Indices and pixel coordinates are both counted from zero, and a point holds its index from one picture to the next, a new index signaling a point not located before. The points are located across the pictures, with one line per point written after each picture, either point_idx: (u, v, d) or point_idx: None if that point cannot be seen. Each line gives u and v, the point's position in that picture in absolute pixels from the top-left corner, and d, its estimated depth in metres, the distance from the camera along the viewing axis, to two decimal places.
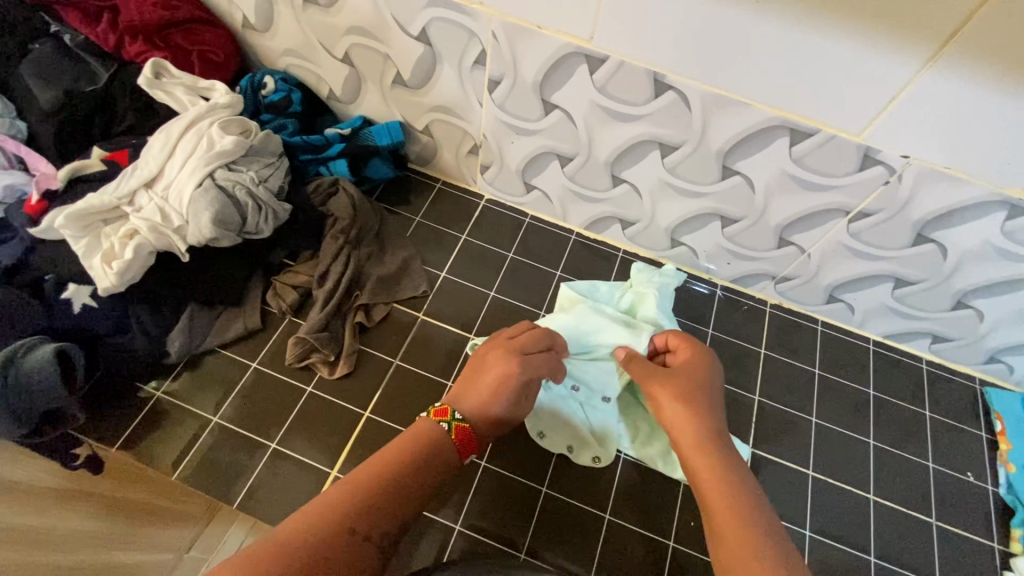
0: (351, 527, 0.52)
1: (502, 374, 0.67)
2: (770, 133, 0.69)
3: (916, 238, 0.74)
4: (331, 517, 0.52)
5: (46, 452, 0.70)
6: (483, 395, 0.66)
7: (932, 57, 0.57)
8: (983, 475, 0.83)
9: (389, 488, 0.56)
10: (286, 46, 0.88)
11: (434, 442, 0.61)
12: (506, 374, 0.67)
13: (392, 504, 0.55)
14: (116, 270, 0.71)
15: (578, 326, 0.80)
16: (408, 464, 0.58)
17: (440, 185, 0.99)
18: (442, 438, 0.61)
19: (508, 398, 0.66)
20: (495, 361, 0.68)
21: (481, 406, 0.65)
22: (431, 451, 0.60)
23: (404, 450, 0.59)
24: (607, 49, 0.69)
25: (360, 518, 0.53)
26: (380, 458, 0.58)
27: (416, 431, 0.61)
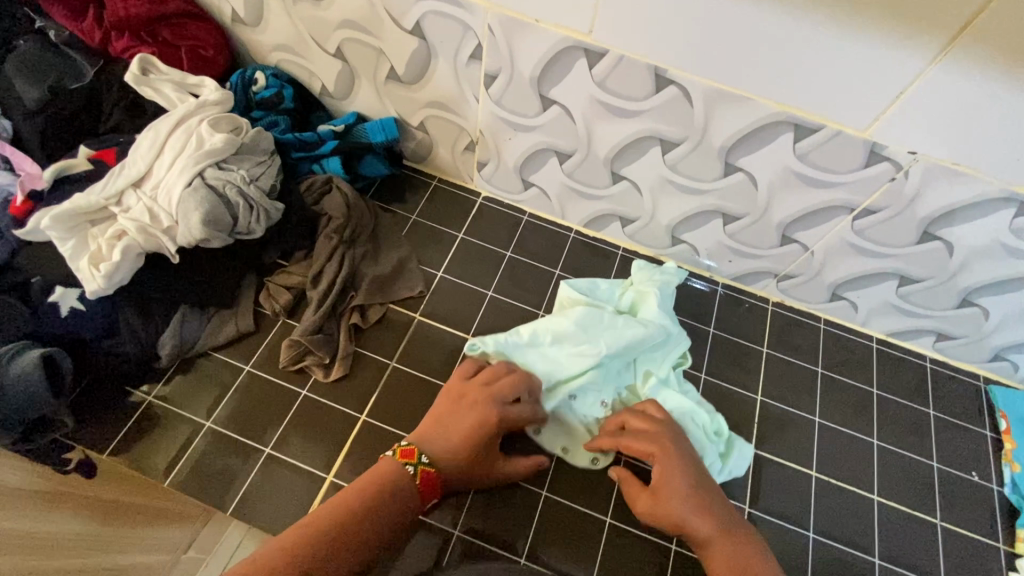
0: (306, 568, 0.51)
1: (474, 423, 0.66)
2: (774, 129, 0.67)
3: (922, 236, 0.73)
4: (290, 555, 0.52)
5: (35, 455, 0.69)
6: (451, 441, 0.65)
7: (942, 51, 0.55)
8: (987, 474, 0.82)
9: (350, 530, 0.56)
10: (277, 40, 0.86)
11: (396, 481, 0.61)
12: (476, 423, 0.66)
13: (350, 542, 0.55)
14: (104, 273, 0.69)
15: (590, 326, 0.77)
16: (370, 504, 0.58)
17: (436, 182, 0.97)
18: (404, 478, 0.61)
19: (474, 449, 0.66)
20: (468, 410, 0.67)
21: (447, 449, 0.65)
22: (392, 493, 0.60)
23: (369, 488, 0.59)
24: (607, 43, 0.67)
25: (318, 559, 0.52)
26: (345, 495, 0.58)
27: (379, 471, 0.61)
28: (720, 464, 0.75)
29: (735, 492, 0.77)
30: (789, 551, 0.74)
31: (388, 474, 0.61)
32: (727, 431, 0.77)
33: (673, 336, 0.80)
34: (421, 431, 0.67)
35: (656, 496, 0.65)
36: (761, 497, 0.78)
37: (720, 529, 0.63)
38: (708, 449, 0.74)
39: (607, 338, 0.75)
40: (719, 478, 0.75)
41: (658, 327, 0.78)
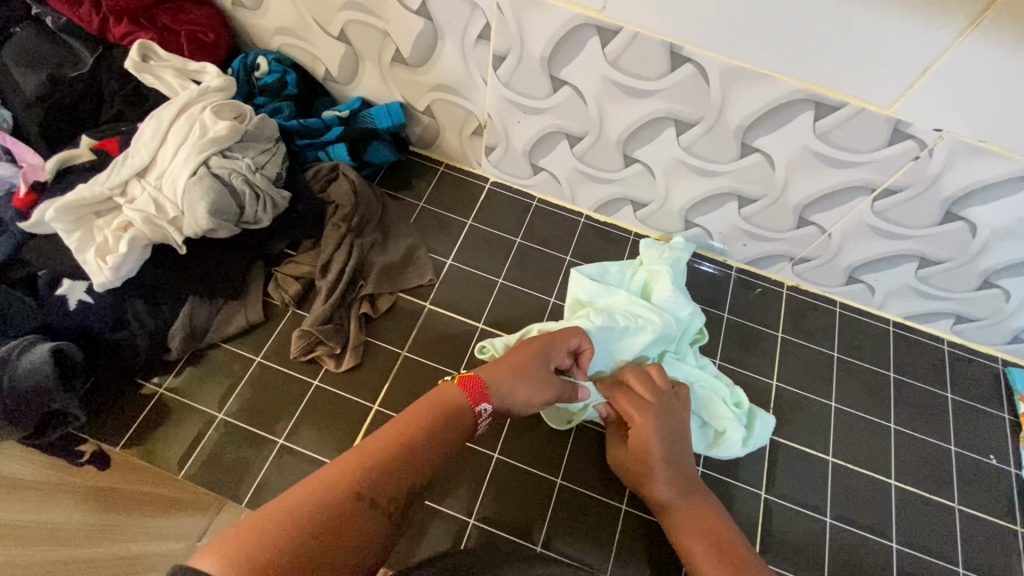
0: (358, 490, 0.48)
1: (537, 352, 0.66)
2: (794, 106, 0.65)
3: (944, 217, 0.71)
4: (343, 477, 0.48)
5: (49, 449, 0.70)
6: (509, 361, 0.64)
7: (972, 23, 0.53)
8: (1006, 458, 0.81)
9: (405, 457, 0.52)
10: (279, 24, 0.84)
11: (448, 410, 0.58)
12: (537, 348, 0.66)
13: (403, 472, 0.51)
14: (111, 265, 0.68)
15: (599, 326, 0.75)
16: (422, 434, 0.54)
17: (443, 168, 0.95)
18: (456, 407, 0.58)
19: (521, 359, 0.64)
20: (529, 341, 0.67)
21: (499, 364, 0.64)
22: (442, 423, 0.56)
23: (423, 417, 0.56)
24: (620, 20, 0.64)
25: (372, 483, 0.49)
26: (394, 426, 0.54)
27: (429, 399, 0.58)
28: (744, 436, 0.75)
29: (750, 479, 0.77)
30: (805, 536, 0.74)
31: (436, 403, 0.58)
32: (748, 403, 0.77)
33: (689, 317, 0.79)
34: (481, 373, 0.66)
35: (631, 448, 0.66)
36: (778, 483, 0.77)
37: (691, 497, 0.63)
38: (727, 425, 0.74)
39: (614, 340, 0.75)
40: (742, 450, 0.76)
41: (670, 306, 0.78)
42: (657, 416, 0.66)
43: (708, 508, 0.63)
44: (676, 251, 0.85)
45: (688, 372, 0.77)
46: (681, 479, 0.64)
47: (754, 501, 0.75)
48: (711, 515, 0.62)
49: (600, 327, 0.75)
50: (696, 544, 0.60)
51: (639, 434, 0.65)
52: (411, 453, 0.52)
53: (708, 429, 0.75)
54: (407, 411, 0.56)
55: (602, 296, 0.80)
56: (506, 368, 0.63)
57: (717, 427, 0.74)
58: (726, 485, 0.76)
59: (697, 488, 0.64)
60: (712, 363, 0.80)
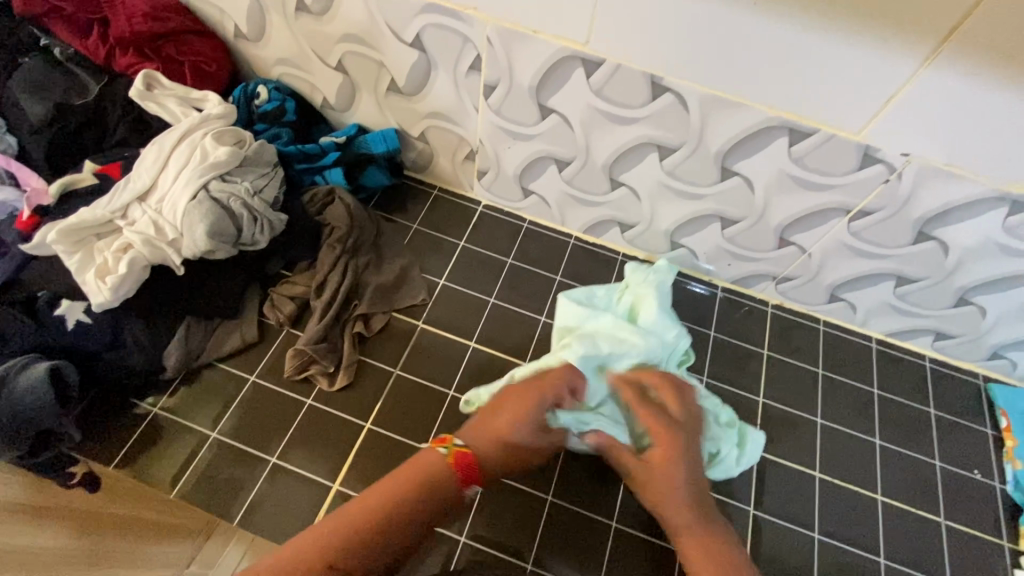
0: (332, 561, 0.50)
1: (529, 405, 0.64)
2: (770, 132, 0.69)
3: (918, 237, 0.74)
4: (320, 547, 0.50)
5: (41, 470, 0.69)
6: (495, 423, 0.63)
7: (931, 55, 0.57)
8: (990, 472, 0.83)
9: (382, 527, 0.53)
10: (279, 55, 0.87)
11: (434, 475, 0.57)
12: (533, 410, 0.64)
13: (377, 541, 0.52)
14: (110, 285, 0.70)
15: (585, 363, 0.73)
16: (408, 506, 0.55)
17: (437, 191, 0.98)
18: (445, 477, 0.58)
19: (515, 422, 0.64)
20: (516, 395, 0.66)
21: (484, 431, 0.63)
22: (428, 488, 0.57)
23: (410, 485, 0.56)
24: (603, 52, 0.68)
25: (347, 553, 0.51)
26: (380, 487, 0.55)
27: (417, 463, 0.58)
28: (736, 456, 0.76)
29: (740, 495, 0.78)
30: (794, 552, 0.74)
31: (425, 469, 0.58)
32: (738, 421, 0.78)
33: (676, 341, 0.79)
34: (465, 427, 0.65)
35: (653, 464, 0.64)
36: (766, 499, 0.78)
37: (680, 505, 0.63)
38: (721, 445, 0.74)
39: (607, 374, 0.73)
40: (736, 469, 0.77)
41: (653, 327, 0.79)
42: (681, 440, 0.64)
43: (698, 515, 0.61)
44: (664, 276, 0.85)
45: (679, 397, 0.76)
46: (699, 499, 0.63)
47: (743, 518, 0.76)
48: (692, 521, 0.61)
49: (592, 367, 0.73)
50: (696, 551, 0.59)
51: (665, 454, 0.63)
52: (387, 526, 0.53)
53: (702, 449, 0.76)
54: (396, 469, 0.57)
55: (589, 322, 0.80)
56: (493, 434, 0.63)
57: (712, 450, 0.75)
58: (717, 503, 0.76)
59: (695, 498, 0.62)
60: (699, 382, 0.79)
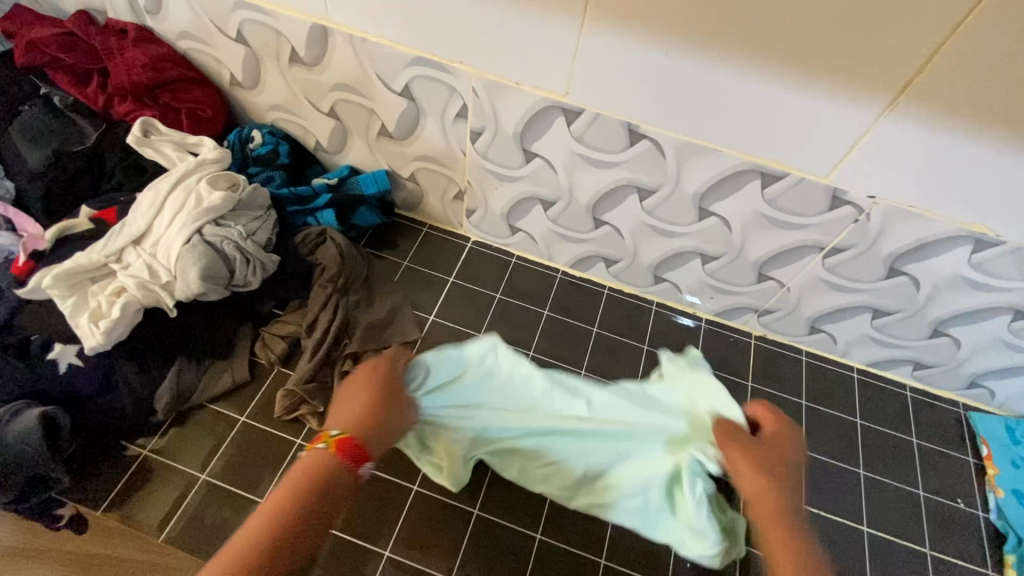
0: None
1: (381, 389, 0.63)
2: (743, 176, 0.72)
3: (889, 272, 0.77)
4: None
5: (28, 513, 0.69)
6: (359, 409, 0.59)
7: (888, 108, 0.60)
8: (973, 501, 0.84)
9: (285, 535, 0.48)
10: (273, 101, 0.90)
11: (327, 473, 0.53)
12: (377, 391, 0.62)
13: (278, 561, 0.47)
14: (103, 329, 0.71)
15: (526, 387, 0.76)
16: (303, 514, 0.50)
17: (427, 229, 1.01)
18: (336, 468, 0.53)
19: (375, 398, 0.61)
20: (365, 376, 0.64)
21: (365, 413, 0.59)
22: (327, 487, 0.52)
23: (303, 489, 0.51)
24: (582, 102, 0.71)
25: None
26: (269, 505, 0.49)
27: (307, 469, 0.52)
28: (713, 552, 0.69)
29: None
30: None
31: (314, 471, 0.52)
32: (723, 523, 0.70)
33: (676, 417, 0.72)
34: (335, 415, 0.59)
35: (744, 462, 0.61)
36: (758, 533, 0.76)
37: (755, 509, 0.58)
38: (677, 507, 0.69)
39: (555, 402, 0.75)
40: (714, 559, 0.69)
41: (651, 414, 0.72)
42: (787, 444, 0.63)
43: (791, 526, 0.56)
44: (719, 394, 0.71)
45: (638, 439, 0.72)
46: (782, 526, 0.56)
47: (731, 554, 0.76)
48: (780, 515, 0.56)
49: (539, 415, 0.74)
50: (765, 519, 0.56)
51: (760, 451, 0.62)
52: (291, 542, 0.48)
53: (668, 519, 0.69)
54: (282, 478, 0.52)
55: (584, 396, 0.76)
56: (366, 409, 0.59)
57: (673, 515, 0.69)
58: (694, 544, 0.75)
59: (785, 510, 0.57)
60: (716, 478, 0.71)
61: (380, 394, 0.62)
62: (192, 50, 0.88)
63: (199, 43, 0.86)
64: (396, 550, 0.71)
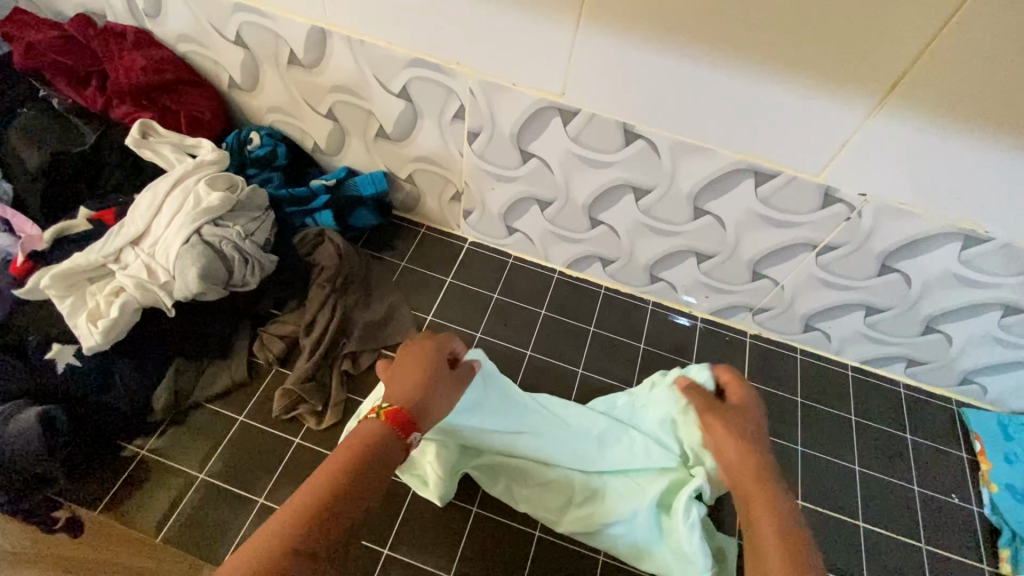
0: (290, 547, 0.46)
1: (433, 365, 0.63)
2: (736, 174, 0.73)
3: (881, 269, 0.78)
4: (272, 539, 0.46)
5: (24, 515, 0.68)
6: (408, 385, 0.61)
7: (877, 106, 0.61)
8: (967, 496, 0.85)
9: (337, 495, 0.50)
10: (271, 103, 0.91)
11: (377, 441, 0.55)
12: (428, 367, 0.63)
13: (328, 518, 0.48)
14: (101, 329, 0.71)
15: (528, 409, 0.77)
16: (354, 479, 0.51)
17: (424, 230, 1.01)
18: (388, 438, 0.55)
19: (427, 373, 0.62)
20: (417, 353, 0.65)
21: (414, 387, 0.61)
22: (379, 455, 0.54)
23: (353, 453, 0.53)
24: (578, 102, 0.72)
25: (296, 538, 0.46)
26: (328, 465, 0.52)
27: (359, 434, 0.55)
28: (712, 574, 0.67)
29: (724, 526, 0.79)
30: None
31: (364, 437, 0.55)
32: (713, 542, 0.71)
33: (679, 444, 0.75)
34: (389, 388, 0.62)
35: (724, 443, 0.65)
36: None
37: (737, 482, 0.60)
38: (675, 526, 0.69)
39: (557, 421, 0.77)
40: None
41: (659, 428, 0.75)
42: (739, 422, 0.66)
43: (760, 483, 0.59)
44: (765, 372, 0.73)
45: (631, 464, 0.73)
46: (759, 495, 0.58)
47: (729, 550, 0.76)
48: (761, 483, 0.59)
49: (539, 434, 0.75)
50: (747, 490, 0.59)
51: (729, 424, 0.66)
52: (343, 504, 0.50)
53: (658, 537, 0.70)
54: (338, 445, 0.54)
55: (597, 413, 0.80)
56: (412, 385, 0.61)
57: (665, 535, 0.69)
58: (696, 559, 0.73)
59: (770, 476, 0.59)
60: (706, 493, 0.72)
61: (431, 372, 0.63)
62: (190, 53, 0.89)
63: (197, 46, 0.87)
64: (394, 548, 0.71)
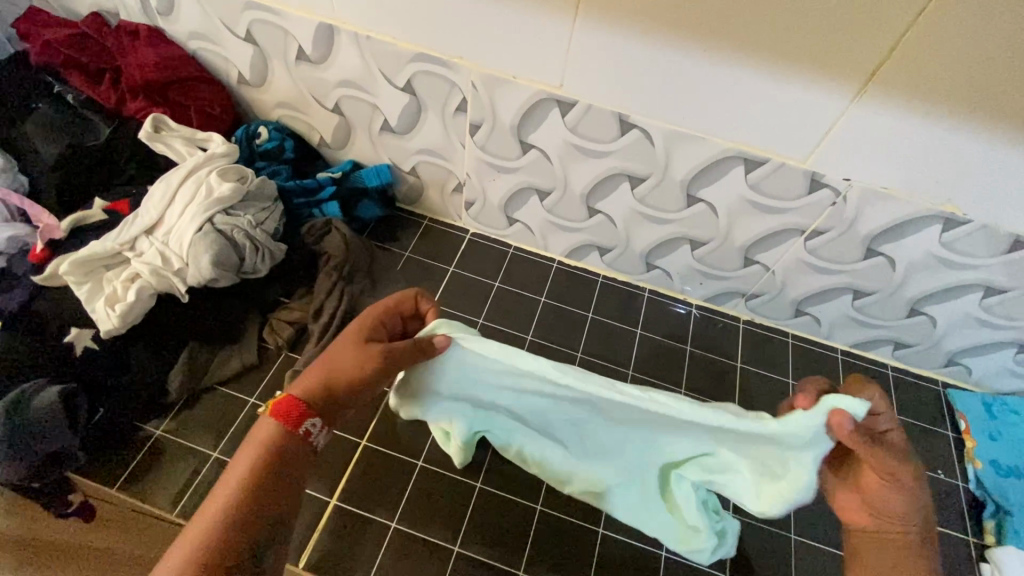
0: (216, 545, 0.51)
1: (354, 352, 0.60)
2: (727, 162, 0.76)
3: (867, 253, 0.81)
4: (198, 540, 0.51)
5: (41, 497, 0.74)
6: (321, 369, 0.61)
7: (858, 95, 0.65)
8: (953, 472, 0.88)
9: (251, 490, 0.55)
10: (279, 99, 0.94)
11: (277, 435, 0.58)
12: (348, 352, 0.61)
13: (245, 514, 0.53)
14: (119, 312, 0.74)
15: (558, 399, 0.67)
16: (266, 470, 0.56)
17: (427, 222, 1.04)
18: (285, 430, 0.58)
19: (343, 359, 0.60)
20: (350, 332, 0.63)
21: (325, 373, 0.60)
22: (280, 448, 0.57)
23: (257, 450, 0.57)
24: (575, 94, 0.76)
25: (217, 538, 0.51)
26: (236, 466, 0.56)
27: (262, 430, 0.58)
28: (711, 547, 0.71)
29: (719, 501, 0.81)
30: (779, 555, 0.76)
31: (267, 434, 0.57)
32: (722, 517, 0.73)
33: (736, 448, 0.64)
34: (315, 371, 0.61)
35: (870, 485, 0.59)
36: None
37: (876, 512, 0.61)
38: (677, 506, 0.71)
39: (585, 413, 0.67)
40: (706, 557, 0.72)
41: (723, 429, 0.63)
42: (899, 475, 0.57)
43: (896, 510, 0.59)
44: (846, 404, 0.54)
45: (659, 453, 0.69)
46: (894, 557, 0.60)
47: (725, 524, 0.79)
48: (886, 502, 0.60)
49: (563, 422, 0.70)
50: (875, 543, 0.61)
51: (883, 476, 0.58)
52: (258, 496, 0.55)
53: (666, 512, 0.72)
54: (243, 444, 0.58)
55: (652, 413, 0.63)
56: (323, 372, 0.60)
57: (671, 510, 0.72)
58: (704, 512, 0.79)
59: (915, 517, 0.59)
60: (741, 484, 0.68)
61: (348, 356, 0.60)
62: (201, 50, 0.92)
63: (208, 43, 0.90)
64: (402, 522, 0.73)
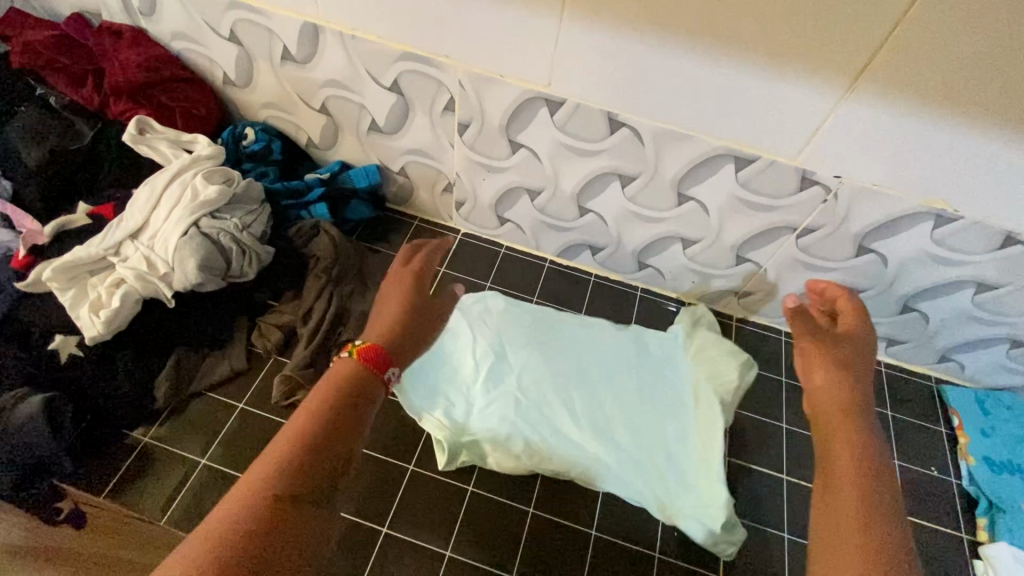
0: (276, 492, 0.43)
1: (404, 301, 0.62)
2: (717, 160, 0.76)
3: (858, 250, 0.81)
4: (256, 486, 0.43)
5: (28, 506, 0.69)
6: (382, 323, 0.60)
7: (846, 92, 0.64)
8: (946, 469, 0.88)
9: (325, 430, 0.48)
10: (265, 99, 0.93)
11: (353, 378, 0.53)
12: (398, 304, 0.62)
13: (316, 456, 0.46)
14: (104, 318, 0.74)
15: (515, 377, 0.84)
16: (330, 408, 0.50)
17: (417, 222, 1.03)
18: (362, 373, 0.54)
19: (399, 309, 0.61)
20: (394, 287, 0.65)
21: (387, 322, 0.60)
22: (355, 392, 0.52)
23: (325, 392, 0.51)
24: (563, 92, 0.75)
25: (288, 485, 0.44)
26: (300, 413, 0.49)
27: (333, 374, 0.54)
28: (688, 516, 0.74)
29: None
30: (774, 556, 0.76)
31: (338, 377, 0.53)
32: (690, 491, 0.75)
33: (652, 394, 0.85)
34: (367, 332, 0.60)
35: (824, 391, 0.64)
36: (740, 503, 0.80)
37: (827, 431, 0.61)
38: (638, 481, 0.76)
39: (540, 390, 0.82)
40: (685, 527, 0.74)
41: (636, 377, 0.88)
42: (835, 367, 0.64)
43: (865, 447, 0.57)
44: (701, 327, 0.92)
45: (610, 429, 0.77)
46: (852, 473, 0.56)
47: None
48: (854, 437, 0.58)
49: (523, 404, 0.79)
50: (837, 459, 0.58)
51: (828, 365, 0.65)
52: (327, 438, 0.48)
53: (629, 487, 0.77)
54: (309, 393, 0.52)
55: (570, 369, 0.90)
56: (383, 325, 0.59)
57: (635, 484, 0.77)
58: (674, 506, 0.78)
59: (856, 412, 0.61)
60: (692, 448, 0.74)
61: (402, 307, 0.61)
62: (185, 50, 0.90)
63: (192, 44, 0.89)
64: (394, 526, 0.73)
